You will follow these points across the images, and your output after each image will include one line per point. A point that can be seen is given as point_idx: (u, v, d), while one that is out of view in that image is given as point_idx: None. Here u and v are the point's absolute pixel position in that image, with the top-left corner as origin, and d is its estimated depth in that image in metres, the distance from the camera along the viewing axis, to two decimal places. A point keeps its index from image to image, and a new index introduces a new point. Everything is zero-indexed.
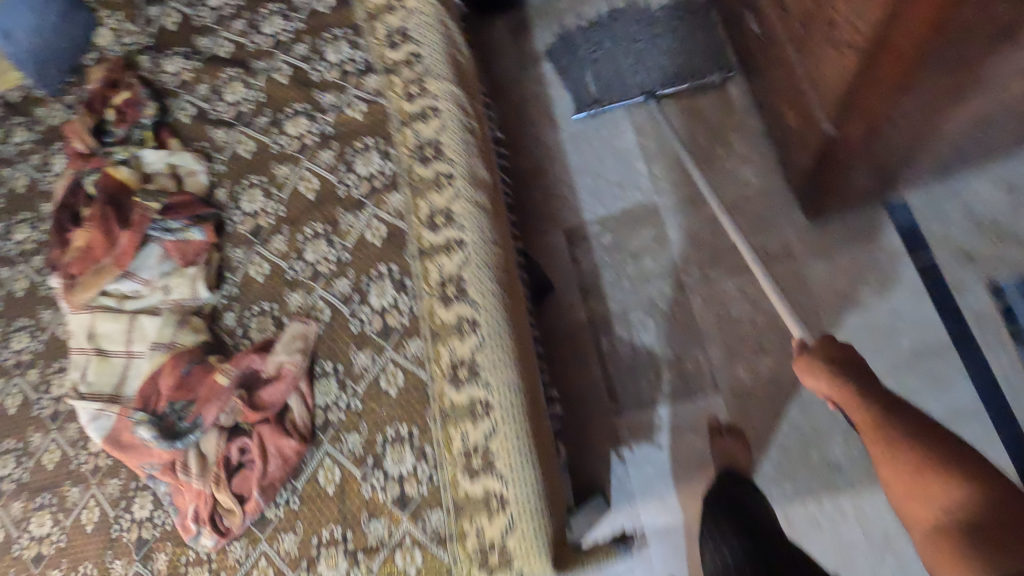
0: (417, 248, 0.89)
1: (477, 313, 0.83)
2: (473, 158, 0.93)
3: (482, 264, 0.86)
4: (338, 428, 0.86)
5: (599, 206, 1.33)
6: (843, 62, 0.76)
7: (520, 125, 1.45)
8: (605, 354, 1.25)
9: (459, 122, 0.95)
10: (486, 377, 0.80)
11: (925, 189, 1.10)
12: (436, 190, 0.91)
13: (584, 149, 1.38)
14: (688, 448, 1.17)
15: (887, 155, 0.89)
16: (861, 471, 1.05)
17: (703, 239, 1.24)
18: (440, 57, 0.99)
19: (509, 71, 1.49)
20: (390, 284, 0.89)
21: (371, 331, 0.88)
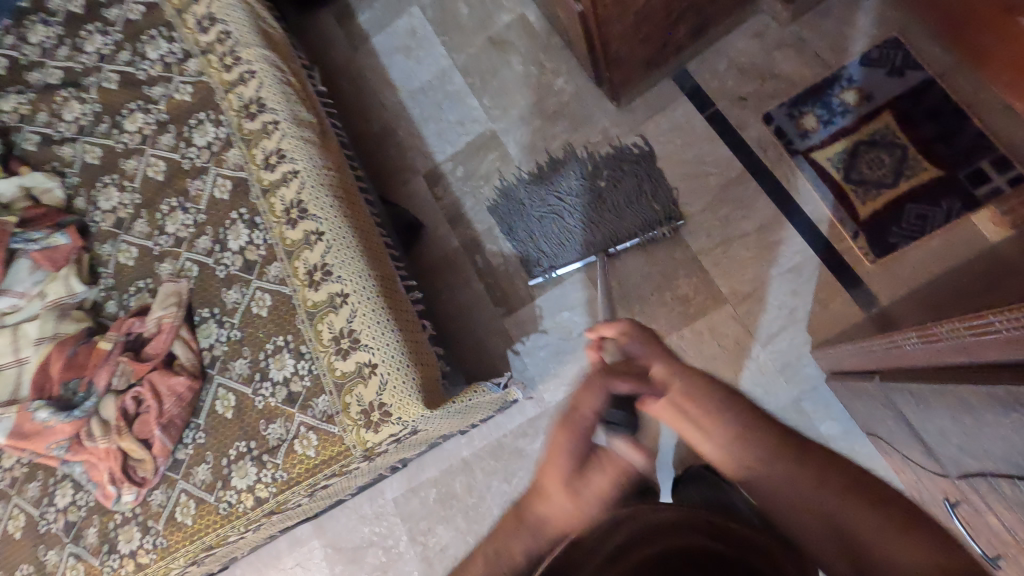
0: (260, 189, 1.00)
1: (320, 223, 0.94)
2: (294, 103, 1.05)
3: (317, 184, 0.97)
4: (224, 360, 0.95)
5: (447, 146, 1.47)
6: None
7: (363, 96, 1.57)
8: (482, 269, 1.38)
9: (275, 77, 1.06)
10: (339, 272, 0.91)
11: (695, 56, 1.29)
12: (266, 136, 1.02)
13: (423, 101, 1.52)
14: (569, 325, 1.30)
15: (632, 20, 1.05)
16: (706, 296, 1.22)
17: (539, 148, 1.40)
18: (246, 28, 1.10)
19: (343, 52, 1.62)
20: (243, 225, 0.99)
21: (235, 270, 0.98)
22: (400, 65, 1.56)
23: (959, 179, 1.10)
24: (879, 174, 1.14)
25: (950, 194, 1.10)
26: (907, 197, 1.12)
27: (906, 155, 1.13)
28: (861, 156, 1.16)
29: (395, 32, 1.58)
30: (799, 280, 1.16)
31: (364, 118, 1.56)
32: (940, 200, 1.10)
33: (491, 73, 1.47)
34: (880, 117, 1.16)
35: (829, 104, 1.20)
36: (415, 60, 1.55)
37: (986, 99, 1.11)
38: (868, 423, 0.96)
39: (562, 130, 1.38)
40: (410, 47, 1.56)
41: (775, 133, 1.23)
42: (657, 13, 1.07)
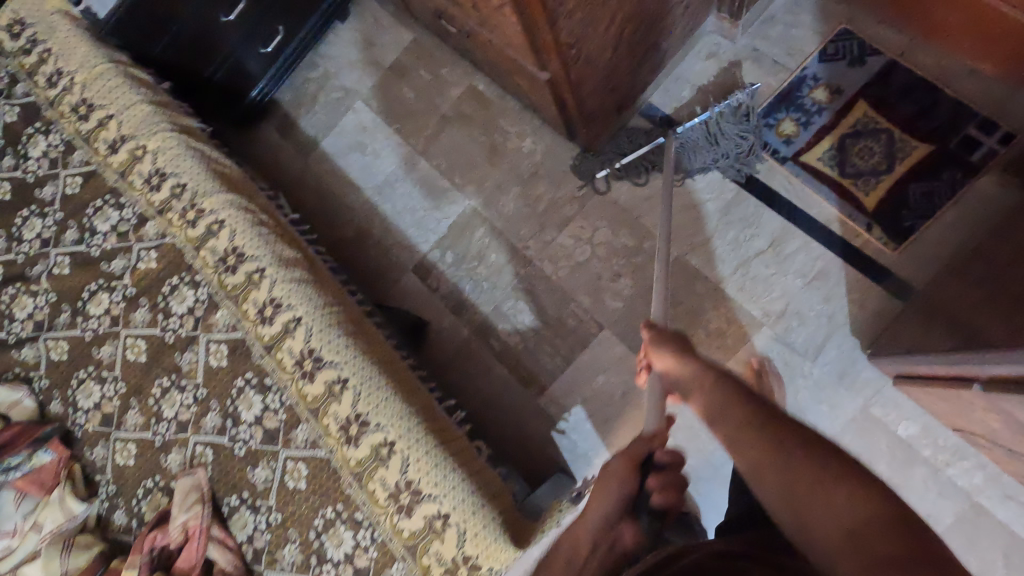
0: (262, 346, 0.90)
1: (341, 369, 0.85)
2: (274, 243, 0.96)
3: (325, 328, 0.88)
4: (269, 551, 0.84)
5: (430, 233, 1.40)
6: (506, 21, 0.87)
7: (327, 203, 1.50)
8: (500, 352, 1.30)
9: (247, 221, 0.98)
10: (377, 419, 0.82)
11: (658, 90, 1.28)
12: (254, 288, 0.93)
13: (392, 194, 1.45)
14: (607, 389, 1.22)
15: (599, 75, 1.01)
16: (739, 323, 1.17)
17: (525, 214, 1.34)
18: (202, 176, 1.02)
19: (296, 163, 1.55)
20: (253, 392, 0.89)
21: (257, 444, 0.87)
22: (358, 164, 1.49)
23: (952, 150, 1.10)
24: (873, 162, 1.14)
25: (949, 167, 1.10)
26: (909, 179, 1.11)
27: (893, 138, 1.13)
28: (850, 149, 1.16)
29: (344, 130, 1.52)
30: (829, 286, 1.13)
31: (335, 225, 1.48)
32: (942, 175, 1.10)
33: (454, 151, 1.42)
34: (856, 107, 1.16)
35: (802, 106, 1.20)
36: (372, 155, 1.49)
37: (950, 69, 1.12)
38: (955, 421, 0.93)
39: (545, 191, 1.33)
40: (364, 143, 1.50)
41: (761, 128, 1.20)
42: (621, 61, 1.04)
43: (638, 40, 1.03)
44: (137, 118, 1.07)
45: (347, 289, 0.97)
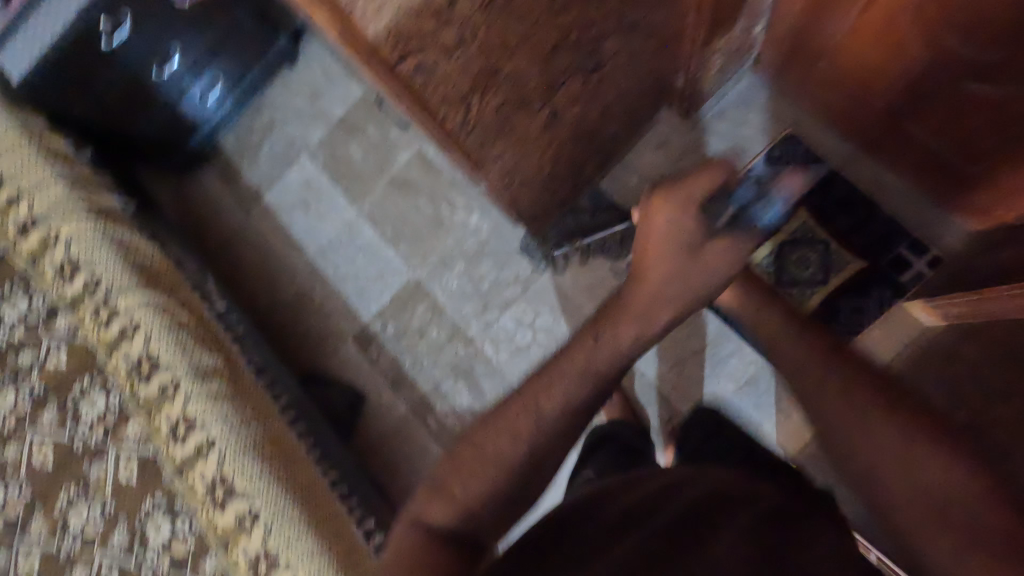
0: (173, 467, 0.87)
1: (253, 501, 0.83)
2: (192, 352, 0.93)
3: (240, 452, 0.86)
4: None
5: (372, 303, 1.38)
6: None
7: (268, 261, 1.45)
8: (438, 432, 1.29)
9: (163, 326, 0.94)
10: (287, 557, 0.81)
11: (605, 177, 1.27)
12: (167, 402, 0.89)
13: (336, 258, 1.41)
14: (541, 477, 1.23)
15: (540, 187, 0.99)
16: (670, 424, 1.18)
17: (468, 291, 1.32)
18: (117, 271, 0.97)
19: (236, 215, 1.49)
20: (162, 515, 0.86)
21: (164, 570, 0.85)
22: (302, 223, 1.45)
23: (880, 267, 1.14)
24: (807, 273, 1.16)
25: (874, 285, 1.13)
26: (838, 294, 1.14)
27: (826, 251, 1.16)
28: (789, 257, 1.17)
29: (288, 186, 1.47)
30: (757, 393, 1.16)
31: (275, 286, 1.44)
32: (870, 290, 1.13)
33: (400, 218, 1.38)
34: (797, 215, 1.18)
35: None
36: (316, 215, 1.44)
37: (886, 184, 1.14)
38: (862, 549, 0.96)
39: (489, 269, 1.32)
40: (309, 202, 1.45)
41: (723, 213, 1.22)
42: (564, 170, 1.02)
43: (580, 150, 1.01)
44: (49, 199, 1.00)
45: (268, 400, 0.94)
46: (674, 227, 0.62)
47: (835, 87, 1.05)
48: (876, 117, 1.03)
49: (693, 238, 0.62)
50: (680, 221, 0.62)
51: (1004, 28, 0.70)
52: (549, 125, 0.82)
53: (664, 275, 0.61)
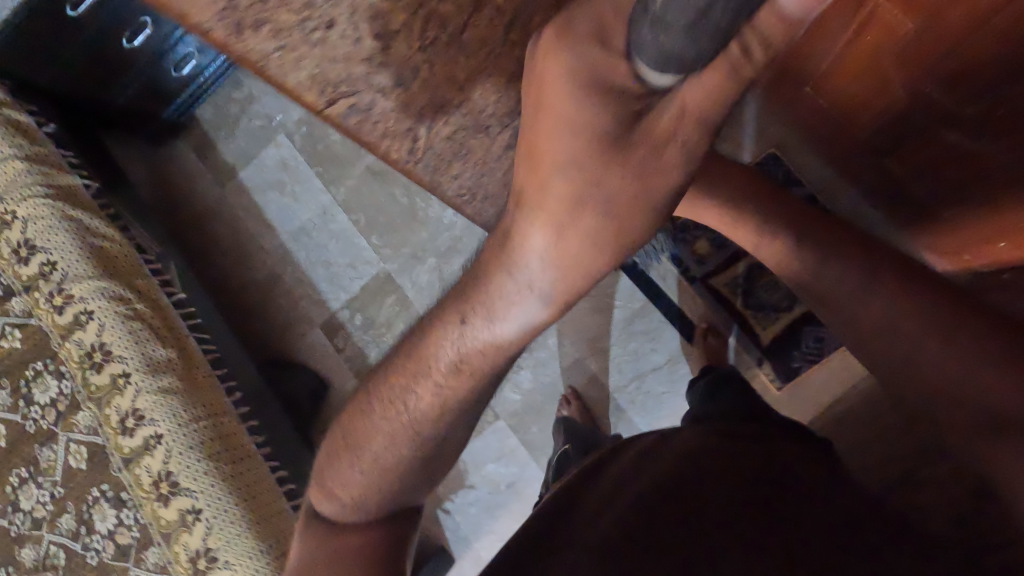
0: (120, 458, 0.88)
1: (197, 499, 0.84)
2: (144, 344, 0.92)
3: (186, 450, 0.87)
4: None
5: (342, 291, 1.37)
6: None
7: (240, 240, 1.44)
8: None
9: (117, 315, 0.93)
10: (227, 556, 0.82)
11: None
12: (117, 393, 0.90)
13: (308, 243, 1.40)
14: (495, 477, 1.25)
15: None
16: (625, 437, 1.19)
17: (438, 288, 1.32)
18: (73, 255, 0.95)
19: (210, 190, 1.46)
20: (108, 504, 0.88)
21: (107, 557, 0.87)
22: (276, 204, 1.42)
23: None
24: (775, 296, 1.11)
25: None
26: (803, 321, 1.10)
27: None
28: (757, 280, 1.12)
29: (263, 165, 1.44)
30: None
31: (247, 266, 1.43)
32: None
33: (375, 207, 1.36)
34: None
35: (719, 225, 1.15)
36: (291, 197, 1.42)
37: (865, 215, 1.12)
38: None
39: (460, 268, 1.31)
40: (284, 182, 1.42)
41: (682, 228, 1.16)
42: None
43: None
44: (7, 176, 0.98)
45: (219, 396, 0.95)
46: (575, 111, 0.37)
47: (821, 114, 1.02)
48: (858, 150, 1.00)
49: (605, 125, 0.37)
50: (594, 74, 0.36)
51: (993, 76, 0.67)
52: None
53: (559, 163, 0.39)
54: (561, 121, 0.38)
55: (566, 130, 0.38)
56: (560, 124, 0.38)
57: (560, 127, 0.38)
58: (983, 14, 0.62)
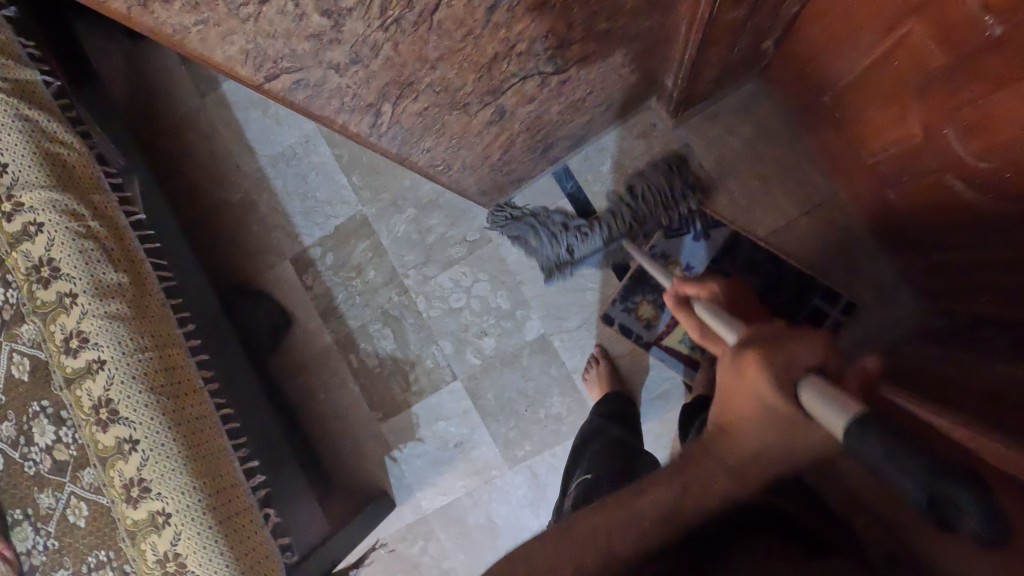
0: (62, 377, 0.87)
1: (134, 430, 0.85)
2: (95, 265, 0.90)
3: (128, 379, 0.86)
4: (44, 569, 0.87)
5: (315, 228, 1.33)
6: None
7: (216, 157, 1.37)
8: (357, 370, 1.31)
9: (69, 231, 0.89)
10: (159, 489, 0.84)
11: (580, 152, 1.18)
12: (63, 312, 0.87)
13: (286, 171, 1.34)
14: (444, 434, 1.26)
15: (489, 171, 0.92)
16: (575, 415, 1.20)
17: (414, 240, 1.28)
18: (26, 159, 0.89)
19: (190, 98, 1.38)
20: (47, 420, 0.88)
21: (45, 470, 0.88)
22: (257, 123, 1.35)
23: (799, 321, 1.07)
24: None
25: None
26: None
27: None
28: None
29: None
30: (666, 408, 1.16)
31: (222, 184, 1.37)
32: None
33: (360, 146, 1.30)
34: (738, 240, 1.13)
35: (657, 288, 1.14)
36: (274, 119, 1.34)
37: (855, 236, 1.06)
38: None
39: (439, 223, 1.27)
40: (267, 102, 1.34)
41: (684, 217, 1.13)
42: (519, 155, 0.93)
43: (543, 139, 0.92)
44: None
45: (167, 327, 0.94)
46: (766, 390, 0.47)
47: (834, 127, 0.95)
48: (864, 172, 0.95)
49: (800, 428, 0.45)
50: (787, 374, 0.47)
51: (1009, 137, 0.61)
52: (495, 121, 0.74)
53: (764, 404, 0.46)
54: (755, 386, 0.48)
55: (762, 394, 0.47)
56: (756, 390, 0.48)
57: (756, 391, 0.47)
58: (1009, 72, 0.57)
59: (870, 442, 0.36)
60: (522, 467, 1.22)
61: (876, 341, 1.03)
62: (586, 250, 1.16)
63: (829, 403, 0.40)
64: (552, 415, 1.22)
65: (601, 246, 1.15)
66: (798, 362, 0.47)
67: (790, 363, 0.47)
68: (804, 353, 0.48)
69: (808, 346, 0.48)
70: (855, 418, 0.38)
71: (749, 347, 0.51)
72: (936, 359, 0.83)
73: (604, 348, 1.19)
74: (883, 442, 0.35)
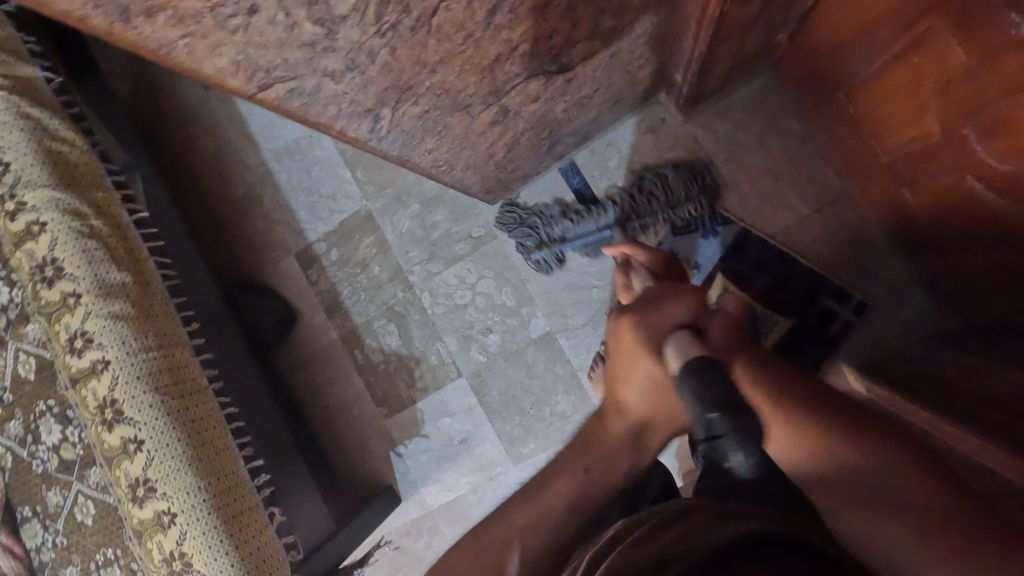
0: (68, 377, 0.87)
1: (139, 430, 0.85)
2: (99, 265, 0.89)
3: (133, 379, 0.86)
4: (54, 565, 0.88)
5: (320, 223, 1.32)
6: None
7: (220, 152, 1.36)
8: (362, 365, 1.31)
9: (72, 231, 0.89)
10: (164, 488, 0.84)
11: (587, 147, 1.16)
12: (67, 312, 0.87)
13: (290, 166, 1.33)
14: (448, 431, 1.26)
15: (493, 170, 0.91)
16: (580, 414, 1.19)
17: (418, 236, 1.27)
18: (29, 157, 0.89)
19: (193, 92, 1.37)
20: (54, 419, 0.88)
21: (52, 469, 0.89)
22: (260, 117, 1.34)
23: (809, 322, 1.05)
24: None
25: (808, 343, 1.05)
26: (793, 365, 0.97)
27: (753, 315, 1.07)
28: None
29: None
30: None
31: (226, 179, 1.37)
32: None
33: None
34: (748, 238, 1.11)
35: None
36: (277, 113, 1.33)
37: (868, 234, 1.03)
38: None
39: (444, 219, 1.25)
40: None
41: (693, 214, 1.11)
42: (524, 152, 0.91)
43: (548, 136, 0.90)
44: None
45: (171, 326, 0.94)
46: (639, 355, 0.66)
47: (848, 123, 0.93)
48: (878, 171, 0.92)
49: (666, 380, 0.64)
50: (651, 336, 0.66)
51: None
52: (498, 121, 0.72)
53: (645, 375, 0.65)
54: (632, 354, 0.66)
55: (643, 363, 0.65)
56: (638, 357, 0.66)
57: (636, 360, 0.66)
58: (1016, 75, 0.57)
59: (710, 409, 0.58)
60: (527, 465, 1.22)
61: (889, 342, 1.01)
62: (579, 233, 1.16)
63: (679, 354, 0.63)
64: (557, 414, 1.21)
65: (597, 232, 1.15)
66: (668, 323, 0.67)
67: (663, 323, 0.67)
68: (669, 312, 0.68)
69: (682, 309, 0.68)
70: (688, 362, 0.61)
71: (648, 330, 0.66)
72: (949, 366, 0.81)
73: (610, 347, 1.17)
74: (700, 387, 0.59)
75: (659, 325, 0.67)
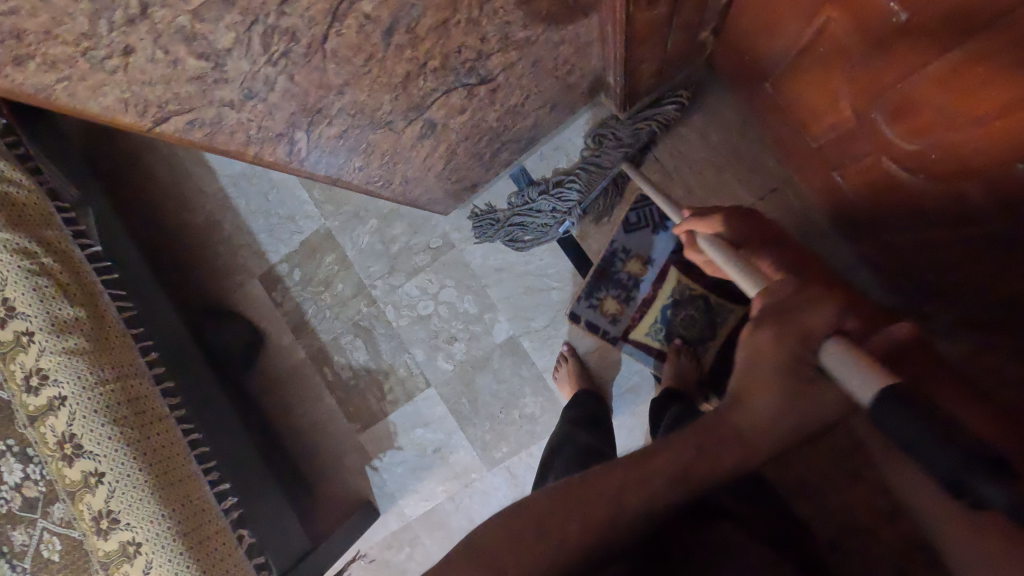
0: (26, 416, 0.87)
1: (99, 462, 0.86)
2: (51, 301, 0.90)
3: (90, 413, 0.87)
4: None
5: (281, 245, 1.33)
6: None
7: (178, 181, 1.37)
8: (333, 382, 1.32)
9: (21, 270, 0.89)
10: (128, 519, 0.85)
11: (536, 151, 1.18)
12: (21, 350, 0.87)
13: (247, 190, 1.34)
14: (422, 441, 1.27)
15: (435, 183, 0.93)
16: (549, 414, 1.20)
17: (378, 251, 1.28)
18: None
19: None
20: (14, 459, 0.88)
21: (16, 508, 0.88)
22: None
23: None
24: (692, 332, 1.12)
25: None
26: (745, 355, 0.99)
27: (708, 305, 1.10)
28: (673, 319, 1.13)
29: None
30: (637, 401, 1.17)
31: (185, 207, 1.37)
32: None
33: None
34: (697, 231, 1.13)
35: (620, 282, 1.14)
36: None
37: (813, 219, 1.06)
38: None
39: (402, 232, 1.27)
40: None
41: (639, 210, 1.13)
42: (465, 163, 0.94)
43: (486, 146, 0.93)
44: None
45: (127, 358, 0.95)
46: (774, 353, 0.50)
47: (778, 113, 0.96)
48: (810, 157, 0.95)
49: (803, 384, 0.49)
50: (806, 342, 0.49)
51: (934, 119, 0.61)
52: (427, 134, 0.74)
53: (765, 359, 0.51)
54: (768, 354, 0.50)
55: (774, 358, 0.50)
56: (777, 348, 0.50)
57: (770, 354, 0.50)
58: (1007, 60, 0.49)
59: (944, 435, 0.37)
60: (501, 468, 1.23)
61: None
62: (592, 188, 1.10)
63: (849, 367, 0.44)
64: (527, 417, 1.23)
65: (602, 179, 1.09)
66: (818, 331, 0.49)
67: (808, 330, 0.50)
68: (825, 313, 0.50)
69: (825, 311, 0.50)
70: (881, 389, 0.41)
71: (799, 334, 0.50)
72: None
73: (572, 346, 1.19)
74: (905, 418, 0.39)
75: (811, 333, 0.49)
